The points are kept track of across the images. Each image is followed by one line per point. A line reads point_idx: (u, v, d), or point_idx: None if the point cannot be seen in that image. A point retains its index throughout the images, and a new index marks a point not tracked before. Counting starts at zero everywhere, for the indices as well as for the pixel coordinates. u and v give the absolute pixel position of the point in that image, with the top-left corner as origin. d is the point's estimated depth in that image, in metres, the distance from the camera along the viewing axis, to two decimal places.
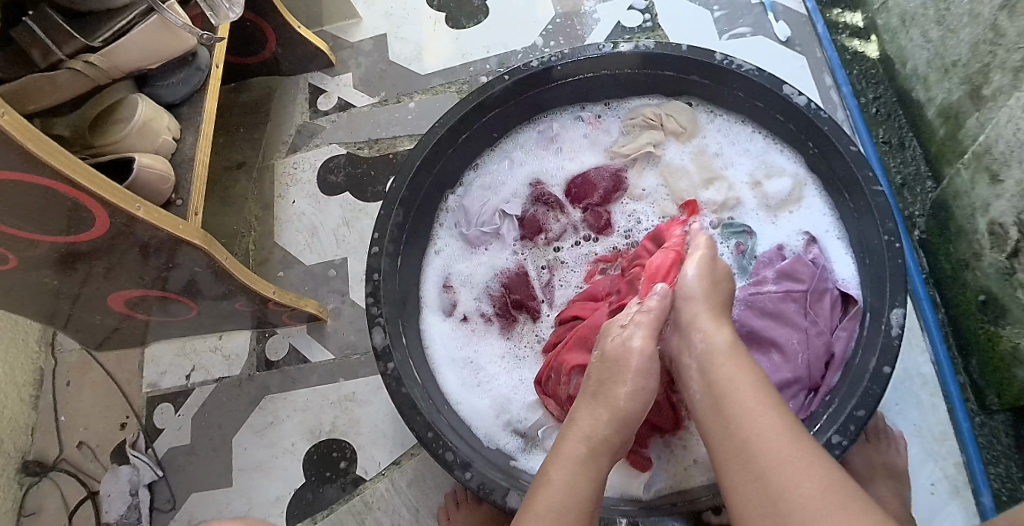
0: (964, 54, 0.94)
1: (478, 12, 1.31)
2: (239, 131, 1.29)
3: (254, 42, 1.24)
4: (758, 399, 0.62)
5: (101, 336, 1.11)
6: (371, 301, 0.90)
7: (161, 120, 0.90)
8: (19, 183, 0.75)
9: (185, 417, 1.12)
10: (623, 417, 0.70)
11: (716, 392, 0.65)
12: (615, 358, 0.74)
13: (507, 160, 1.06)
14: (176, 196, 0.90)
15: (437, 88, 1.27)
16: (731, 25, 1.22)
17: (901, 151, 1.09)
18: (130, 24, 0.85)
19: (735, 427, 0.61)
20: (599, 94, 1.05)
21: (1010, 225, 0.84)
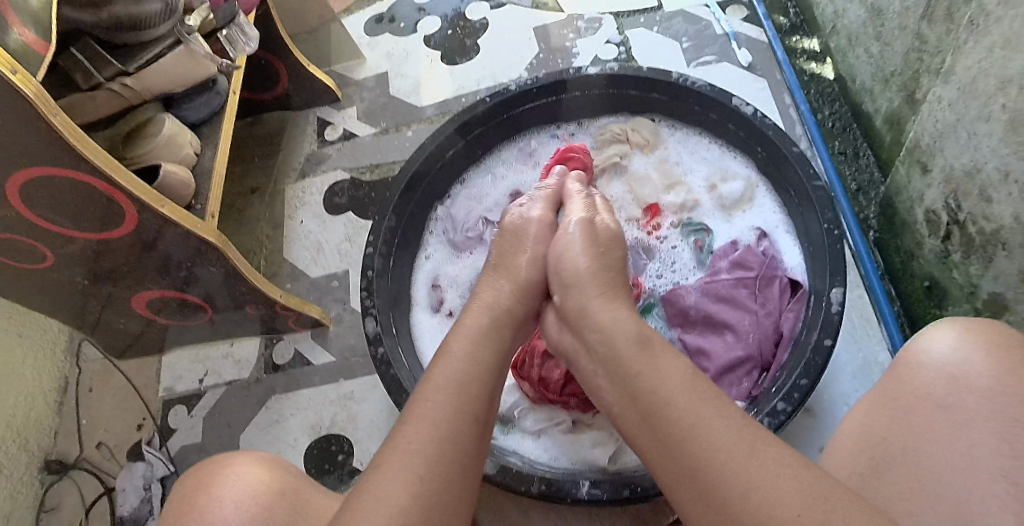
0: (899, 64, 1.04)
1: (470, 50, 1.44)
2: (254, 160, 1.42)
3: (267, 79, 1.39)
4: (703, 406, 0.64)
5: (127, 340, 1.23)
6: (365, 295, 0.99)
7: (184, 136, 1.03)
8: (66, 180, 0.87)
9: (197, 417, 1.22)
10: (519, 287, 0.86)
11: (647, 401, 0.67)
12: (515, 230, 0.93)
13: (490, 175, 1.17)
14: (194, 202, 1.02)
15: (432, 118, 1.39)
16: (698, 54, 1.34)
17: (855, 160, 1.18)
18: (161, 54, 1.01)
19: (678, 436, 0.63)
20: (571, 114, 1.16)
21: (940, 210, 0.92)
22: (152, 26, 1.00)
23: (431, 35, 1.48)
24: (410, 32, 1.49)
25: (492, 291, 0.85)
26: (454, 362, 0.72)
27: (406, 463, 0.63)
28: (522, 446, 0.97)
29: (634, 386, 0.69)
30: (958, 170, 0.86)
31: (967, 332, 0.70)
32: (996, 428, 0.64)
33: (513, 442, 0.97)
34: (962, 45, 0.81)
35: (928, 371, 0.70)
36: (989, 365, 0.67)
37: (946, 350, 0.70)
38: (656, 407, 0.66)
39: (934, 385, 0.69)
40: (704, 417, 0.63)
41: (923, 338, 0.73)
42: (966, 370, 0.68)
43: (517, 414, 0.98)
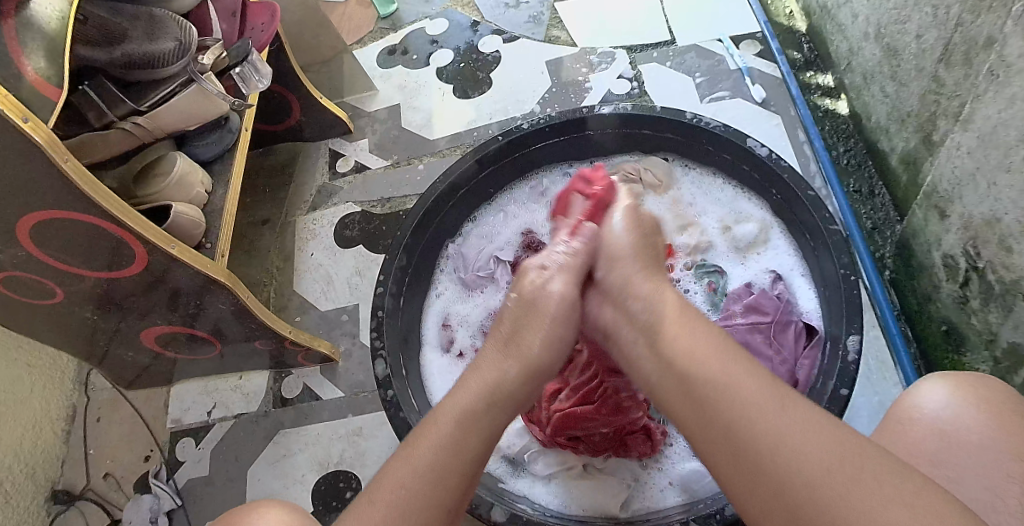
0: (915, 105, 1.02)
1: (483, 83, 1.45)
2: (265, 191, 1.42)
3: (280, 112, 1.39)
4: (728, 365, 0.69)
5: (133, 373, 1.22)
6: (375, 335, 0.98)
7: (196, 175, 1.03)
8: (74, 220, 0.87)
9: (204, 450, 1.21)
10: (532, 364, 0.79)
11: (674, 357, 0.72)
12: (530, 298, 0.84)
13: (502, 213, 1.16)
14: (204, 240, 1.02)
15: (444, 151, 1.39)
16: (712, 89, 1.33)
17: (870, 199, 1.17)
18: (174, 92, 1.02)
19: (701, 391, 0.68)
20: (583, 153, 1.16)
21: (959, 257, 0.90)
22: (166, 64, 1.01)
23: (444, 67, 1.48)
24: (423, 64, 1.50)
25: (496, 373, 0.78)
26: (476, 387, 0.77)
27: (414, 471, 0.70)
28: (532, 491, 0.95)
29: (661, 343, 0.73)
30: (978, 218, 0.84)
31: (959, 389, 0.71)
32: (989, 483, 0.66)
33: (523, 486, 0.96)
34: (982, 94, 0.81)
35: (921, 427, 0.71)
36: (981, 422, 0.69)
37: (939, 406, 0.71)
38: (682, 366, 0.71)
39: (926, 441, 0.70)
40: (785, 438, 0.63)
41: (917, 390, 0.73)
42: (952, 428, 0.70)
43: (527, 458, 0.97)
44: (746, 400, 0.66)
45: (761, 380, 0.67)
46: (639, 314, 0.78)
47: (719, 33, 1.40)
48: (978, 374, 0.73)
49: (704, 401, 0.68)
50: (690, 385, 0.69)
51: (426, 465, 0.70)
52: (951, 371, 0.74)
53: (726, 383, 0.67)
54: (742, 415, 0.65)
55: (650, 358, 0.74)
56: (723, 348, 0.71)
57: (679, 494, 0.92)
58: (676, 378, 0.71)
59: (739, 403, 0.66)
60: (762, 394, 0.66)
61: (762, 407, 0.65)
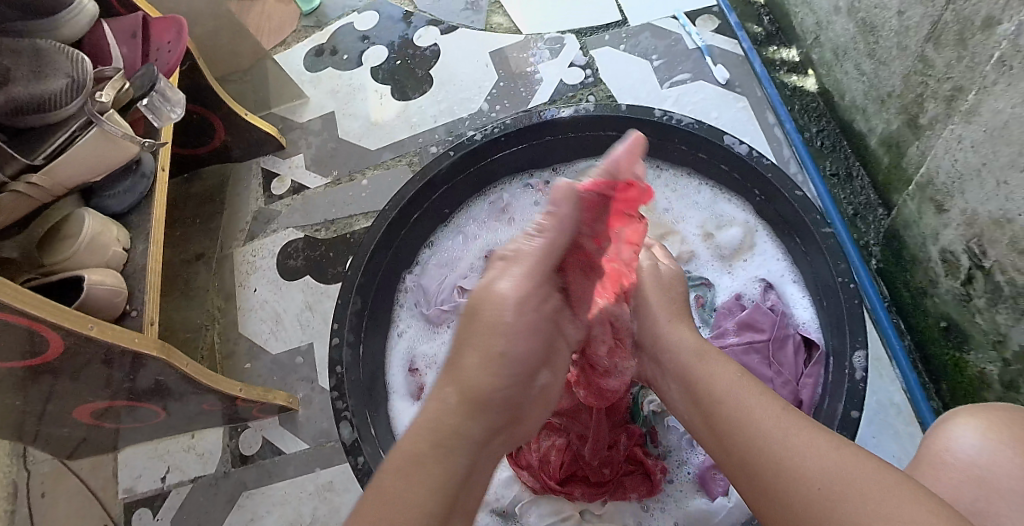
0: (897, 85, 0.96)
1: (423, 82, 1.32)
2: (196, 222, 1.28)
3: (202, 133, 1.25)
4: (748, 395, 0.66)
5: (72, 446, 1.09)
6: (337, 395, 0.88)
7: (110, 232, 0.92)
8: None
9: (163, 521, 1.10)
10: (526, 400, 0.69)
11: (706, 392, 0.69)
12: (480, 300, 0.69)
13: (461, 235, 1.06)
14: (130, 307, 0.92)
15: (388, 162, 1.27)
16: (671, 72, 1.25)
17: (849, 183, 1.10)
18: (70, 138, 0.88)
19: (726, 426, 0.65)
20: (546, 161, 1.07)
21: (961, 253, 0.88)
22: (58, 106, 0.87)
23: (378, 66, 1.35)
24: (355, 64, 1.36)
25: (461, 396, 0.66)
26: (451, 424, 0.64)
27: (418, 484, 0.59)
28: None
29: (696, 385, 0.71)
30: (984, 215, 0.83)
31: (992, 429, 0.65)
32: None
33: None
34: (990, 85, 0.79)
35: (950, 471, 0.65)
36: (1020, 468, 0.62)
37: (971, 447, 0.65)
38: (712, 404, 0.68)
39: (959, 486, 0.64)
40: (772, 417, 0.63)
41: (948, 427, 0.67)
42: (990, 473, 0.63)
43: (519, 510, 0.89)
44: (755, 426, 0.63)
45: (781, 405, 0.64)
46: (667, 363, 0.76)
47: (673, 10, 1.31)
48: (1009, 407, 0.67)
49: (713, 421, 0.67)
50: (717, 423, 0.66)
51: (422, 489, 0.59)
52: (981, 405, 0.67)
53: (742, 409, 0.65)
54: (754, 438, 0.62)
55: (693, 408, 0.71)
56: (744, 381, 0.68)
57: None
58: (706, 420, 0.68)
59: (748, 432, 0.63)
60: (769, 418, 0.63)
61: (768, 433, 0.62)
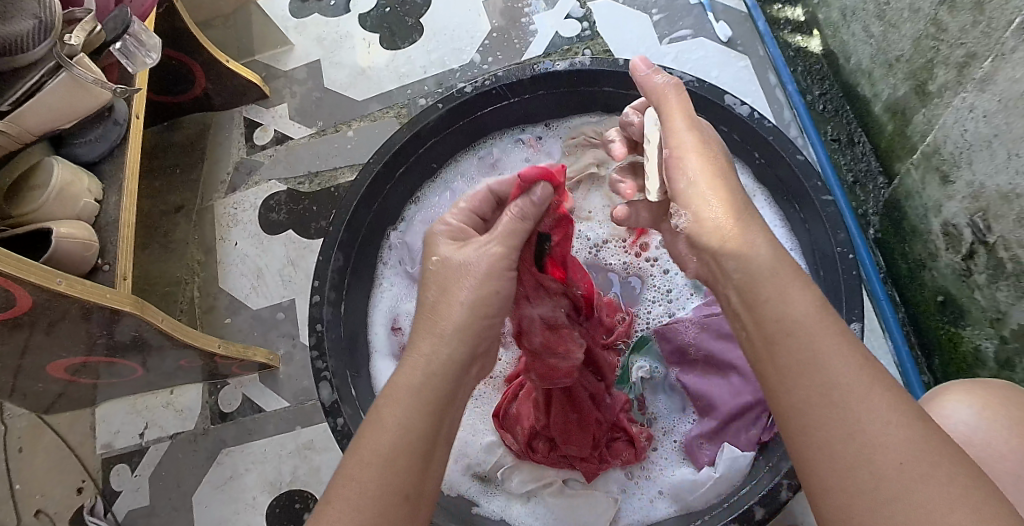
0: (906, 50, 0.93)
1: (412, 31, 1.27)
2: (176, 172, 1.24)
3: (181, 80, 1.20)
4: None
5: (49, 401, 1.06)
6: (316, 355, 0.86)
7: (82, 183, 0.91)
8: None
9: (143, 477, 1.09)
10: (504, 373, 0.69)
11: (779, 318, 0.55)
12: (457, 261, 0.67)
13: (449, 191, 1.03)
14: (102, 261, 0.91)
15: (376, 114, 1.23)
16: (671, 28, 1.21)
17: (851, 148, 1.08)
18: (39, 83, 0.84)
19: (787, 378, 0.53)
20: (538, 116, 1.02)
21: (964, 227, 0.86)
22: (25, 50, 0.82)
23: (366, 14, 1.29)
24: (341, 11, 1.30)
25: None
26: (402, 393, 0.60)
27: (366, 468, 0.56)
28: (509, 511, 0.87)
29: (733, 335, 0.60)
30: (991, 189, 0.81)
31: (989, 408, 0.64)
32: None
33: (498, 507, 0.87)
34: (1008, 52, 0.76)
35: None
36: (1011, 447, 0.63)
37: (968, 423, 0.64)
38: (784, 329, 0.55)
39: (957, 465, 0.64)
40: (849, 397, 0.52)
41: (941, 403, 0.67)
42: (976, 454, 0.63)
43: (500, 475, 0.88)
44: (828, 388, 0.52)
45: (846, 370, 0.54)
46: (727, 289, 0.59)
47: None
48: (1004, 385, 0.67)
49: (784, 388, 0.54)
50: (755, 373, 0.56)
51: (391, 448, 0.57)
52: (980, 382, 0.67)
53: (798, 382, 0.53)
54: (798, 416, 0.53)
55: (744, 321, 0.59)
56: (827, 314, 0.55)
57: (670, 504, 0.86)
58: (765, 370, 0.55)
59: (818, 394, 0.52)
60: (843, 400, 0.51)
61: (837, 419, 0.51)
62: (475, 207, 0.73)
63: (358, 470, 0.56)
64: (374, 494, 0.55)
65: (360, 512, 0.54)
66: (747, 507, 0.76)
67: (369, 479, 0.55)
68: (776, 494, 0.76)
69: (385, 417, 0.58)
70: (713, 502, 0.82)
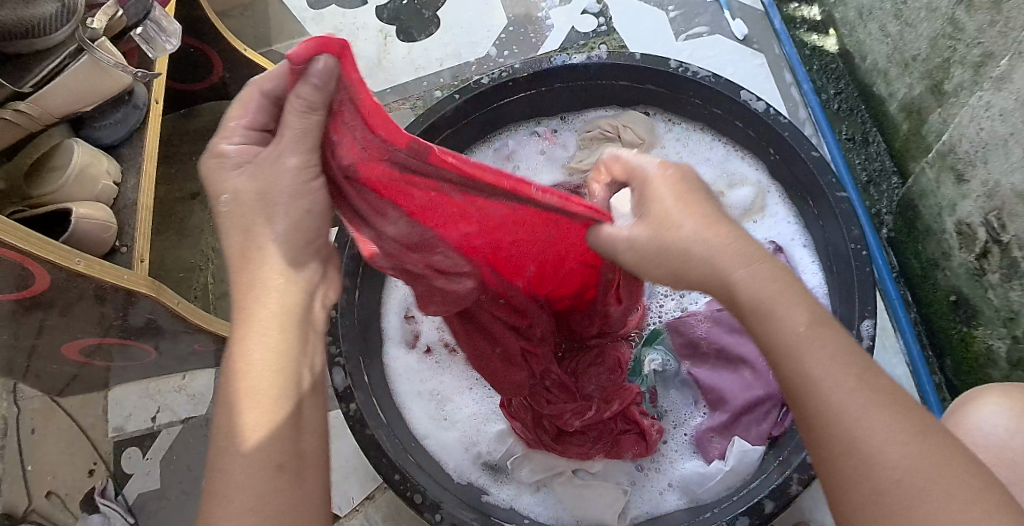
0: (923, 49, 0.93)
1: (429, 24, 1.27)
2: (192, 159, 1.24)
3: (199, 68, 1.20)
4: None
5: (62, 383, 1.07)
6: (329, 341, 0.86)
7: (100, 165, 0.92)
8: None
9: (154, 460, 1.09)
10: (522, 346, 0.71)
11: (777, 345, 0.55)
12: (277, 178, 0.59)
13: None
14: (120, 243, 0.92)
15: (392, 106, 1.23)
16: (687, 25, 1.21)
17: (865, 147, 1.08)
18: (61, 66, 0.85)
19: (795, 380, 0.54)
20: (554, 109, 1.03)
21: (978, 225, 0.86)
22: (48, 33, 0.83)
23: (383, 6, 1.30)
24: (359, 3, 1.31)
25: None
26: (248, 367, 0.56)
27: (241, 458, 0.55)
28: (518, 500, 0.88)
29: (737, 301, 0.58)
30: (1007, 188, 0.81)
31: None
32: None
33: (507, 496, 0.88)
34: None
35: (977, 450, 0.65)
36: None
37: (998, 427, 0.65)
38: (786, 349, 0.55)
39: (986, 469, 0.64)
40: (850, 394, 0.52)
41: (971, 411, 0.68)
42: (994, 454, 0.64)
43: (511, 464, 0.89)
44: (839, 391, 0.52)
45: (856, 365, 0.54)
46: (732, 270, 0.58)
47: None
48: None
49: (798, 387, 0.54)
50: (780, 360, 0.55)
51: (255, 430, 0.55)
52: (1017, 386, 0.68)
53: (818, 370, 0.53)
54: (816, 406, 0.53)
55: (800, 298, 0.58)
56: (822, 326, 0.55)
57: (680, 496, 0.87)
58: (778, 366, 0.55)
59: (826, 397, 0.52)
60: (853, 396, 0.52)
61: (846, 412, 0.52)
62: (252, 118, 0.59)
63: (223, 461, 0.55)
64: (250, 481, 0.54)
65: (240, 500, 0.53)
66: (756, 501, 0.77)
67: (239, 470, 0.54)
68: (785, 488, 0.76)
69: (240, 412, 0.56)
70: (721, 496, 0.83)
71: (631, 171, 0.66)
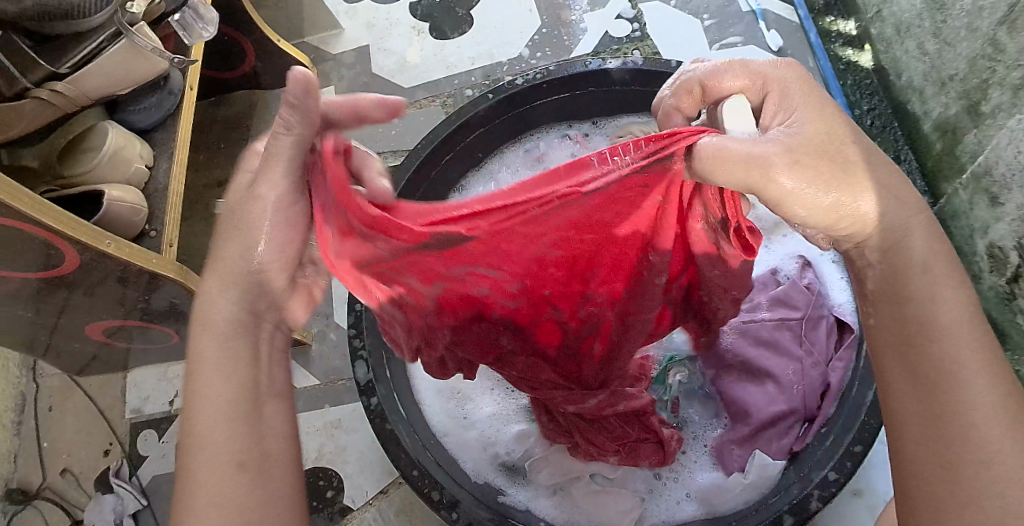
0: (961, 69, 0.92)
1: (463, 22, 1.28)
2: (220, 146, 1.25)
3: (232, 57, 1.21)
4: None
5: (82, 363, 1.08)
6: (354, 333, 0.87)
7: (134, 148, 0.93)
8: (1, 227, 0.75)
9: (169, 444, 1.10)
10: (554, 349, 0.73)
11: (927, 323, 0.57)
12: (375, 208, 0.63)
13: (493, 183, 1.04)
14: (149, 227, 0.92)
15: (422, 102, 1.23)
16: (722, 34, 1.22)
17: (896, 164, 1.06)
18: (99, 48, 0.85)
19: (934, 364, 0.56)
20: (586, 113, 1.03)
21: (1010, 249, 0.85)
22: (87, 15, 0.83)
23: (417, 2, 1.30)
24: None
25: None
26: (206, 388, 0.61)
27: (210, 467, 0.58)
28: (536, 503, 0.88)
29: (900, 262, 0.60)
30: None
31: None
32: None
33: (523, 498, 0.88)
34: None
35: None
36: None
37: None
38: (935, 331, 0.57)
39: None
40: (984, 396, 0.55)
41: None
42: None
43: (529, 466, 0.89)
44: (972, 390, 0.55)
45: (1000, 374, 0.56)
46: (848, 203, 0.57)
47: None
48: None
49: (935, 372, 0.56)
50: (925, 337, 0.57)
51: (216, 436, 0.59)
52: None
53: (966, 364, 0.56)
54: (950, 394, 0.55)
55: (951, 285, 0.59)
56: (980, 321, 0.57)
57: (696, 506, 0.86)
58: (917, 346, 0.58)
59: (962, 391, 0.55)
60: (989, 399, 0.55)
61: (979, 410, 0.54)
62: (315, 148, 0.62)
63: (192, 478, 0.58)
64: (215, 487, 0.57)
65: (213, 503, 0.57)
66: (778, 515, 0.76)
67: (207, 480, 0.58)
68: (806, 504, 0.76)
69: (200, 430, 0.59)
70: (738, 509, 0.83)
71: (761, 83, 0.63)
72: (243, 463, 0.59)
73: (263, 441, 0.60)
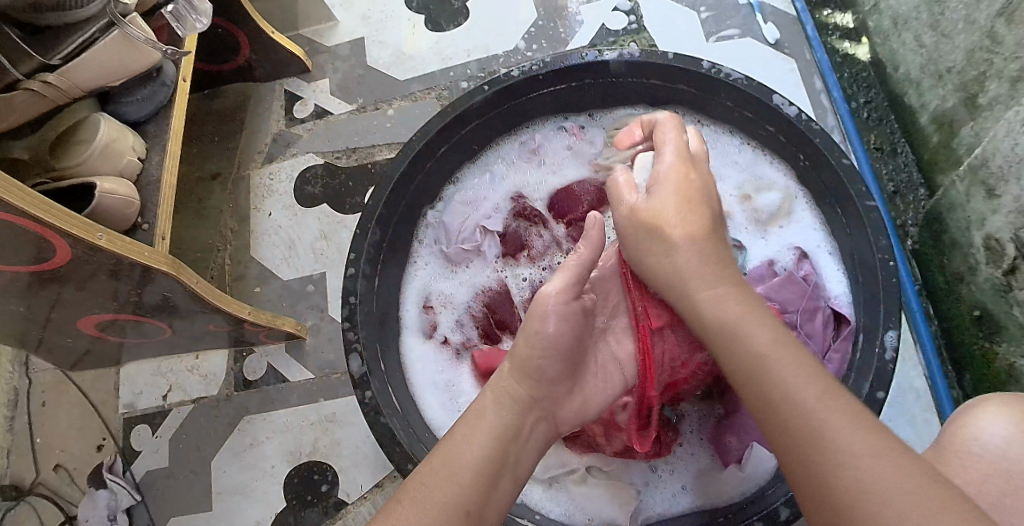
0: (958, 61, 0.92)
1: (458, 14, 1.27)
2: (214, 139, 1.24)
3: (225, 49, 1.20)
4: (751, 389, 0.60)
5: (74, 358, 1.07)
6: (348, 326, 0.86)
7: (126, 141, 0.92)
8: None
9: (163, 439, 1.09)
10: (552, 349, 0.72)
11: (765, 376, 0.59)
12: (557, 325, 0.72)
13: (489, 174, 1.03)
14: (142, 220, 0.92)
15: (417, 94, 1.23)
16: (718, 26, 1.20)
17: (893, 157, 1.07)
18: (90, 39, 0.84)
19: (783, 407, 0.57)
20: (584, 105, 1.02)
21: (1007, 242, 0.85)
22: (80, 5, 0.83)
23: None
24: None
25: None
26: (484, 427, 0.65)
27: (452, 481, 0.61)
28: (528, 495, 0.88)
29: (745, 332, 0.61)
30: None
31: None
32: None
33: (518, 490, 0.88)
34: None
35: None
36: None
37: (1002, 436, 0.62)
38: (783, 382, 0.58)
39: None
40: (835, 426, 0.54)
41: (973, 415, 0.64)
42: None
43: None
44: (830, 428, 0.54)
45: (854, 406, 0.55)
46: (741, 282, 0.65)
47: None
48: None
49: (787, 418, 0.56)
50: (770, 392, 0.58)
51: (469, 465, 0.62)
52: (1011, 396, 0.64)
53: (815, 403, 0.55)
54: (804, 438, 0.55)
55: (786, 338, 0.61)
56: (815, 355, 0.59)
57: (691, 497, 0.87)
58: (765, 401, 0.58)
59: (809, 426, 0.55)
60: (848, 430, 0.54)
61: (842, 448, 0.53)
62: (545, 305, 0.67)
63: (434, 481, 0.61)
64: (446, 501, 0.59)
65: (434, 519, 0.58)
66: (773, 508, 0.76)
67: (440, 488, 0.60)
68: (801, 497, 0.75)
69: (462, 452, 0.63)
70: (736, 501, 0.83)
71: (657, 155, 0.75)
72: (456, 511, 0.59)
73: (493, 496, 0.62)
